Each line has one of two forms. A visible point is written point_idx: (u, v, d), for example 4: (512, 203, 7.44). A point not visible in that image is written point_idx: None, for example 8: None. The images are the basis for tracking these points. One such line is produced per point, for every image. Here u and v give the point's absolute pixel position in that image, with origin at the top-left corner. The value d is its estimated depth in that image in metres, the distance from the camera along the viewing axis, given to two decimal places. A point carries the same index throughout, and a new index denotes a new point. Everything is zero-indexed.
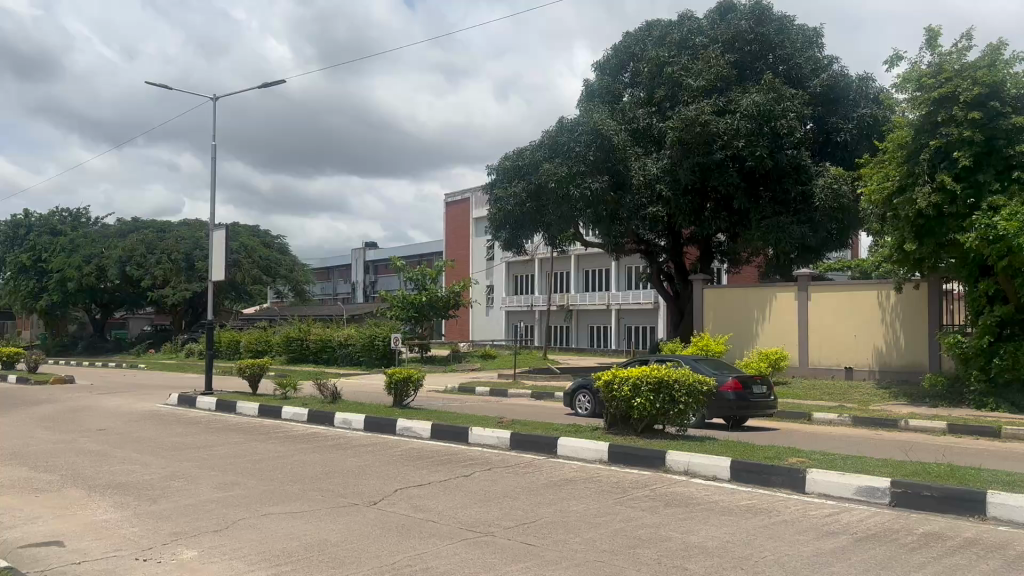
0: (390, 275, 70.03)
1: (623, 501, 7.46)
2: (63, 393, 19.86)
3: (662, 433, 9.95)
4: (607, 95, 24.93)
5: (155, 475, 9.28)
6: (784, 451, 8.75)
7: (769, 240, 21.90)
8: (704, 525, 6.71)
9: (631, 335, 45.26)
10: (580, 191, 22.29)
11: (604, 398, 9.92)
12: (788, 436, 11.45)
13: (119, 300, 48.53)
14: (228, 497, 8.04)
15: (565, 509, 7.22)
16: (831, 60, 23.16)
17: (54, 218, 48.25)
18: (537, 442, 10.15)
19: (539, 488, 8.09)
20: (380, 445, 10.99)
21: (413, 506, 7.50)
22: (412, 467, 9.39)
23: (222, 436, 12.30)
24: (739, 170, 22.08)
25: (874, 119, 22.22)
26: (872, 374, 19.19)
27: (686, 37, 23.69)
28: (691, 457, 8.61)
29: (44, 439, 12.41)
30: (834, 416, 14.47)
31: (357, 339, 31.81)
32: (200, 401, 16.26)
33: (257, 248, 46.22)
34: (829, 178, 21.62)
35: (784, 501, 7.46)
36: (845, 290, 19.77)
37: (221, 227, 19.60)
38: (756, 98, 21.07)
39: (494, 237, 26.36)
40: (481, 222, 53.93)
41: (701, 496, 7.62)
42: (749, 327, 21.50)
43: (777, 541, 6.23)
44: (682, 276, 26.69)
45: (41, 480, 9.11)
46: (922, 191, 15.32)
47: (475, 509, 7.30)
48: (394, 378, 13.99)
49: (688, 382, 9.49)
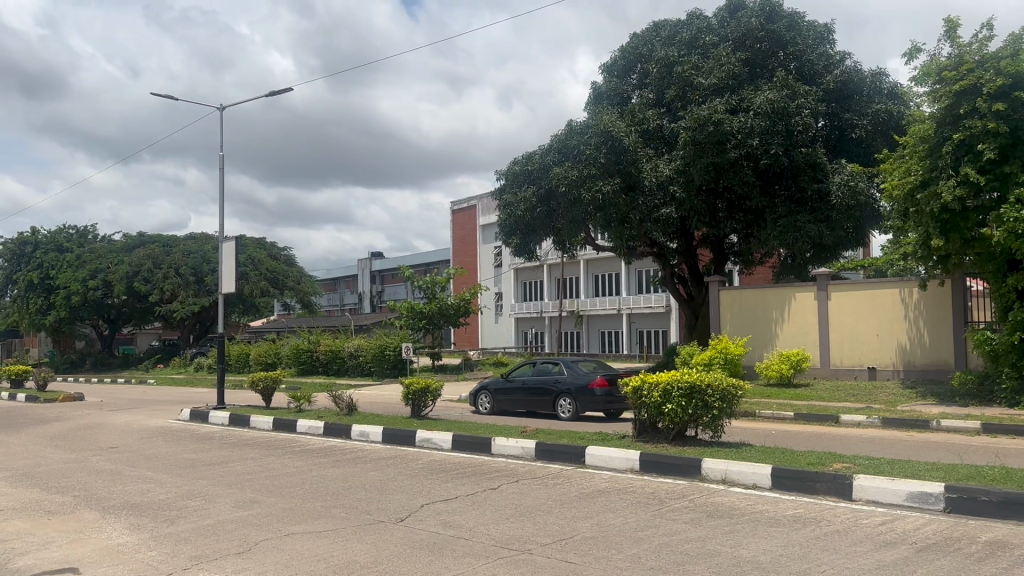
0: (397, 285, 69.76)
1: (663, 513, 7.11)
2: (73, 411, 19.63)
3: (696, 439, 9.57)
4: (615, 97, 24.62)
5: (169, 494, 8.95)
6: (824, 456, 8.42)
7: (785, 240, 21.51)
8: (752, 537, 6.36)
9: (642, 339, 44.92)
10: (591, 194, 21.92)
11: (633, 404, 9.58)
12: (822, 440, 11.10)
13: (126, 316, 48.28)
14: (248, 516, 7.72)
15: (604, 523, 6.88)
16: (843, 56, 22.84)
17: (61, 235, 48.11)
18: (563, 451, 9.81)
19: (573, 500, 7.73)
20: (400, 458, 10.66)
21: (442, 522, 7.15)
22: (437, 481, 9.03)
23: (238, 452, 11.99)
24: (753, 169, 21.72)
25: (888, 114, 21.89)
26: (897, 373, 18.82)
27: (696, 36, 23.40)
28: (728, 465, 8.26)
29: (55, 458, 12.11)
30: (864, 418, 14.10)
31: (367, 349, 31.52)
32: (212, 416, 15.93)
33: (265, 261, 45.99)
34: (846, 175, 21.31)
35: (830, 509, 7.12)
36: (866, 289, 19.40)
37: (229, 239, 19.34)
38: (769, 96, 20.77)
39: (504, 244, 26.00)
40: (488, 229, 53.71)
41: (743, 506, 7.29)
42: (768, 328, 21.11)
43: (834, 553, 5.89)
44: (696, 279, 26.33)
45: (53, 502, 8.80)
46: (947, 185, 14.93)
47: (508, 525, 6.95)
48: (411, 388, 13.65)
49: (722, 387, 9.10)
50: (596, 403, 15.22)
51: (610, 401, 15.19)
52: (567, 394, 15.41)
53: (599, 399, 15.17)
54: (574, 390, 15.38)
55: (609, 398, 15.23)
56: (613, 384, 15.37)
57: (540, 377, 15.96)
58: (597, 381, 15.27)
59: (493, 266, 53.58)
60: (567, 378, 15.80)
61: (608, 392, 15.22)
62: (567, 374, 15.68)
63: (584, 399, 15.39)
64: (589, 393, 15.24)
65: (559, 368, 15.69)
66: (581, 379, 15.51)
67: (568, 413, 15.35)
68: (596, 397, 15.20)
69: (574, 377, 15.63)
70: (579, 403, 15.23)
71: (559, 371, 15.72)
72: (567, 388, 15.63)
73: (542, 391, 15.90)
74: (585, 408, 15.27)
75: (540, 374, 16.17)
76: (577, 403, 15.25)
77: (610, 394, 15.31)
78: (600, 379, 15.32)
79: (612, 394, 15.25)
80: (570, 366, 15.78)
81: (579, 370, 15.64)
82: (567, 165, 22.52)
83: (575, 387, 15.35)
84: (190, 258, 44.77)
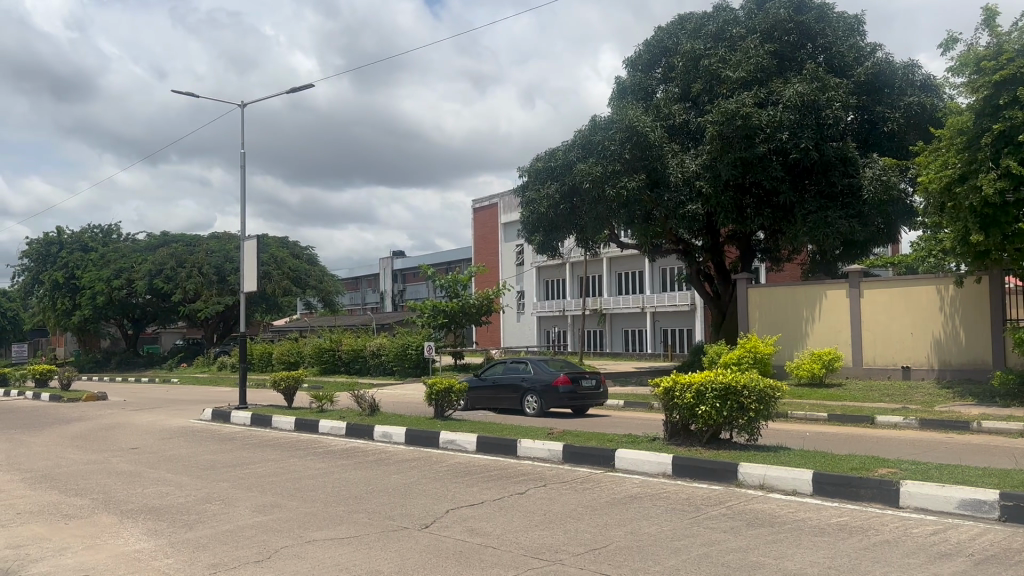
0: (418, 283, 69.61)
1: (700, 522, 6.77)
2: (95, 410, 19.56)
3: (731, 442, 9.20)
4: (639, 91, 24.29)
5: (189, 497, 8.74)
6: (868, 460, 8.04)
7: (815, 236, 21.01)
8: (798, 548, 6.02)
9: (666, 338, 44.44)
10: (616, 190, 21.59)
11: (665, 406, 9.23)
12: (859, 443, 10.71)
13: (150, 315, 48.56)
14: (267, 522, 7.48)
15: (638, 532, 6.55)
16: (875, 47, 22.33)
17: (86, 235, 48.51)
18: (591, 454, 9.49)
19: (605, 507, 7.40)
20: (424, 461, 10.37)
21: (468, 530, 6.87)
22: (463, 486, 8.72)
23: (259, 453, 11.77)
24: (783, 164, 21.27)
25: (922, 106, 21.31)
26: (932, 372, 18.31)
27: (723, 28, 22.99)
28: (766, 469, 7.92)
29: (75, 459, 11.96)
30: (901, 419, 13.66)
31: (389, 348, 31.37)
32: (233, 416, 15.76)
33: (287, 259, 46.07)
34: (878, 169, 20.77)
35: (877, 517, 6.76)
36: (899, 286, 18.93)
37: (251, 237, 19.21)
38: (799, 89, 20.35)
39: (527, 241, 25.74)
40: (510, 227, 53.46)
41: (784, 514, 6.96)
42: (797, 327, 20.70)
43: (886, 566, 5.53)
44: (723, 277, 25.88)
45: (71, 505, 8.60)
46: (986, 178, 14.46)
47: (538, 533, 6.65)
48: (435, 388, 13.40)
49: (759, 388, 8.71)
50: (561, 399, 15.22)
51: (572, 398, 15.16)
52: (533, 391, 15.45)
53: (563, 395, 15.11)
54: (539, 386, 15.38)
55: (572, 395, 15.22)
56: (576, 381, 15.30)
57: (508, 375, 16.01)
58: (560, 378, 15.22)
59: (515, 264, 53.32)
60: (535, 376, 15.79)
61: (572, 389, 15.18)
62: (534, 372, 15.72)
63: (549, 395, 15.33)
64: (552, 391, 15.20)
65: (527, 366, 15.71)
66: (546, 377, 15.49)
67: (535, 408, 15.45)
68: (560, 394, 15.13)
69: (541, 375, 15.64)
70: (543, 400, 15.26)
71: (525, 370, 15.74)
72: (533, 386, 15.66)
73: (511, 388, 15.97)
74: (549, 405, 15.28)
75: (509, 372, 16.21)
76: (542, 400, 15.25)
77: (575, 391, 15.24)
78: (562, 376, 15.29)
79: (576, 391, 15.22)
80: (537, 364, 15.78)
81: (545, 367, 15.63)
82: (591, 162, 22.22)
83: (540, 384, 15.36)
84: (213, 257, 44.87)
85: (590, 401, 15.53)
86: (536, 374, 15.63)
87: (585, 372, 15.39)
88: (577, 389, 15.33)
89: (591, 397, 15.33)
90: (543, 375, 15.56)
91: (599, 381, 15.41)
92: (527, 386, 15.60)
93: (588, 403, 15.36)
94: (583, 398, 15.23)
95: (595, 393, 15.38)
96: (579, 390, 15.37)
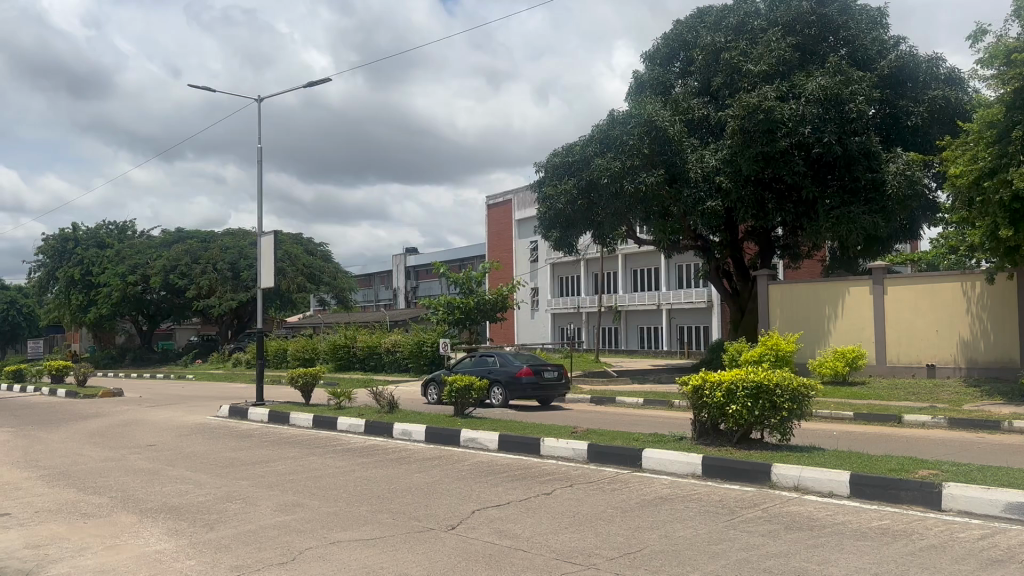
0: (431, 280, 69.47)
1: (736, 525, 6.55)
2: (113, 406, 19.51)
3: (762, 442, 8.98)
4: (657, 86, 24.08)
5: (209, 496, 8.59)
6: (905, 462, 7.80)
7: (838, 231, 20.73)
8: (841, 553, 5.79)
9: (682, 335, 44.14)
10: (635, 186, 21.40)
11: (693, 405, 9.02)
12: (890, 443, 10.46)
13: (165, 312, 48.64)
14: (290, 522, 7.31)
15: (673, 535, 6.34)
16: (898, 40, 21.94)
17: (102, 231, 48.68)
18: (615, 454, 9.28)
19: (636, 509, 7.19)
20: (445, 459, 10.18)
21: (497, 531, 6.68)
22: (488, 485, 8.52)
23: (278, 450, 11.62)
24: (805, 158, 20.95)
25: (947, 100, 20.90)
26: (959, 370, 17.99)
27: (744, 20, 22.73)
28: (802, 471, 7.70)
29: (93, 456, 11.84)
30: (929, 418, 13.38)
31: (403, 345, 31.23)
32: (251, 413, 15.64)
33: (301, 256, 46.05)
34: (903, 164, 20.37)
35: (920, 521, 6.53)
36: (924, 283, 18.64)
37: (267, 233, 19.08)
38: (822, 82, 20.10)
39: (544, 237, 25.57)
40: (524, 223, 53.29)
41: (822, 517, 6.75)
42: (819, 324, 20.43)
43: (936, 573, 5.31)
44: (742, 274, 25.60)
45: (90, 504, 8.47)
46: (1016, 172, 14.12)
47: (569, 535, 6.46)
48: (455, 385, 13.19)
49: (792, 387, 8.48)
50: (524, 390, 16.15)
51: (536, 388, 16.14)
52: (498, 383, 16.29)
53: (526, 386, 16.05)
54: (504, 379, 16.26)
55: (535, 385, 16.18)
56: (537, 372, 16.32)
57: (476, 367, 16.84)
58: (523, 370, 16.17)
59: (529, 261, 53.10)
60: (500, 368, 16.70)
61: (535, 380, 16.15)
62: (498, 365, 16.61)
63: (513, 387, 16.21)
64: (517, 383, 16.11)
65: (493, 360, 16.56)
66: (510, 368, 16.42)
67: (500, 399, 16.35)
68: (523, 385, 16.06)
69: (505, 367, 16.53)
70: (509, 392, 16.14)
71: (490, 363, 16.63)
72: (499, 377, 16.56)
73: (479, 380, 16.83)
74: (515, 396, 16.19)
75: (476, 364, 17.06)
76: (507, 391, 16.13)
77: (537, 381, 16.17)
78: (525, 368, 16.26)
79: (539, 382, 16.20)
80: (502, 357, 16.69)
81: (509, 360, 16.55)
82: (609, 157, 21.99)
83: (505, 376, 16.24)
84: (228, 253, 44.91)
85: (551, 391, 16.54)
86: (501, 367, 16.52)
87: (546, 363, 16.44)
88: (539, 379, 16.36)
89: (553, 387, 16.37)
90: (508, 368, 16.45)
91: (560, 372, 16.46)
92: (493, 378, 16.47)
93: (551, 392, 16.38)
94: (546, 388, 16.27)
95: (557, 383, 16.45)
96: (541, 380, 16.38)
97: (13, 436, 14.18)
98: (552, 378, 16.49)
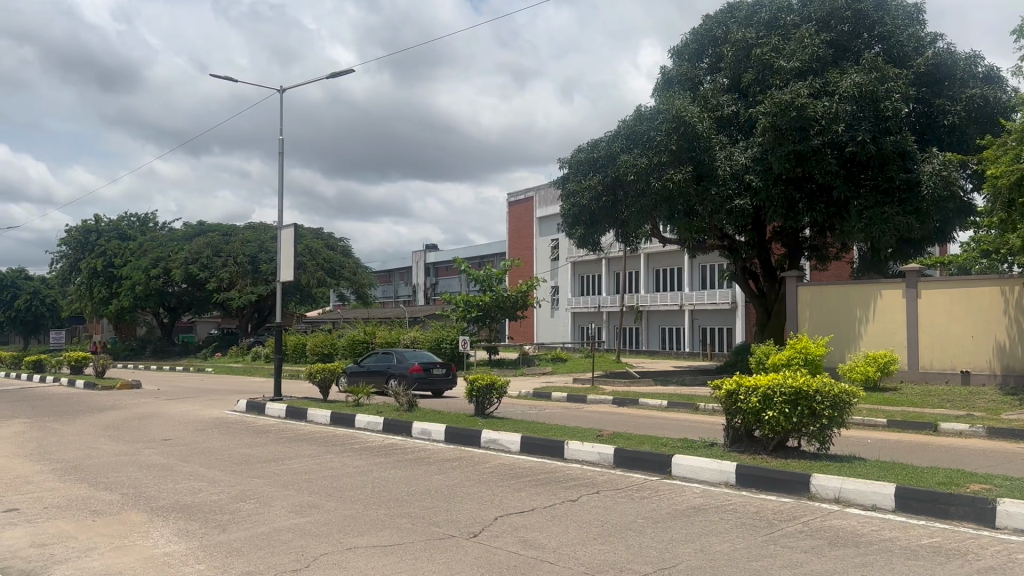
0: (450, 277, 69.29)
1: (776, 539, 6.17)
2: (130, 399, 19.36)
3: (799, 451, 8.57)
4: (685, 82, 23.68)
5: (222, 495, 8.30)
6: (954, 474, 7.37)
7: (871, 232, 20.20)
8: (891, 573, 5.39)
9: (705, 336, 43.62)
10: (661, 183, 21.03)
11: (726, 410, 8.65)
12: (928, 452, 10.04)
13: (186, 304, 48.73)
14: (306, 525, 7.01)
15: (709, 550, 5.95)
16: (935, 37, 21.36)
17: (124, 223, 48.85)
18: (643, 460, 8.90)
19: (669, 520, 6.82)
20: (466, 461, 9.84)
21: (521, 541, 6.33)
22: (511, 490, 8.16)
23: (295, 448, 11.32)
24: (838, 157, 20.42)
25: (985, 99, 20.28)
26: (994, 377, 17.40)
27: (776, 15, 22.26)
28: (843, 482, 7.30)
29: (107, 450, 11.61)
30: (966, 427, 12.89)
31: (422, 342, 31.03)
32: (268, 408, 15.40)
33: (322, 251, 45.97)
34: (937, 164, 19.82)
35: (974, 539, 6.11)
36: (959, 288, 18.11)
37: (288, 226, 18.85)
38: (857, 79, 19.57)
39: (568, 234, 25.20)
40: (545, 221, 52.93)
41: (867, 533, 6.34)
42: (850, 327, 19.95)
43: None
44: (769, 275, 25.11)
45: (101, 500, 8.20)
46: None
47: (597, 547, 6.10)
48: (476, 384, 12.83)
49: (833, 393, 8.07)
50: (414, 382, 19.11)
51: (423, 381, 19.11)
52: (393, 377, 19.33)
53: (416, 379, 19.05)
54: (399, 373, 19.31)
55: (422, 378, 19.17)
56: (427, 368, 19.29)
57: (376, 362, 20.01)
58: (415, 367, 19.15)
59: (550, 259, 52.76)
60: (400, 364, 19.73)
61: (423, 375, 19.11)
62: (397, 360, 19.64)
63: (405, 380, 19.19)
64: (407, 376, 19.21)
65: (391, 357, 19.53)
66: (407, 365, 19.53)
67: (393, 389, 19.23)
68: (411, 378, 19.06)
69: (402, 362, 19.56)
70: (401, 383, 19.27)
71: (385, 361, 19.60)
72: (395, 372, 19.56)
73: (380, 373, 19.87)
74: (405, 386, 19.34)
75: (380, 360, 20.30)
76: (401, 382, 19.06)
77: (425, 376, 19.14)
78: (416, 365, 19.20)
79: (427, 376, 19.14)
80: (400, 354, 19.74)
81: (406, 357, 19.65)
82: (635, 153, 21.62)
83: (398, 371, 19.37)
84: (248, 247, 44.90)
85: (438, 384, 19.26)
86: (399, 363, 19.67)
87: (435, 363, 19.33)
88: (429, 374, 19.49)
89: (440, 381, 19.41)
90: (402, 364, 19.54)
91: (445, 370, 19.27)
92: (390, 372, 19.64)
93: (437, 387, 19.38)
94: (431, 381, 19.11)
95: (444, 378, 19.37)
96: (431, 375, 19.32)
97: (29, 428, 14.00)
98: (441, 375, 19.58)
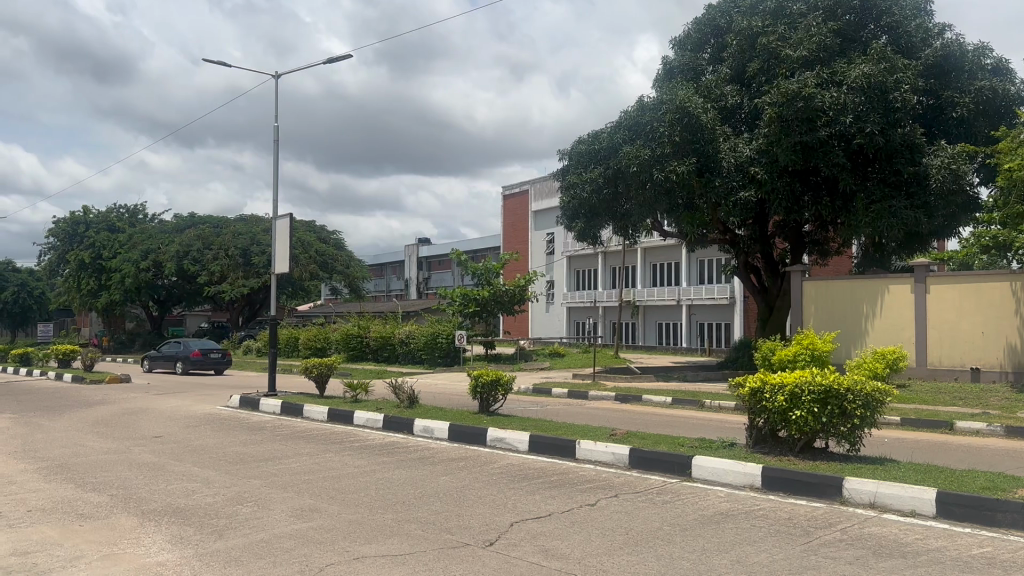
0: (444, 271, 68.87)
1: (816, 550, 5.74)
2: (119, 393, 18.84)
3: (826, 452, 8.16)
4: (688, 72, 23.33)
5: (217, 497, 7.83)
6: (996, 478, 6.99)
7: (878, 227, 19.88)
8: None
9: (703, 331, 43.36)
10: (664, 174, 20.65)
11: (750, 410, 8.26)
12: (953, 453, 9.66)
13: (175, 297, 48.16)
14: (308, 531, 6.55)
15: (746, 561, 5.53)
16: (943, 28, 21.01)
17: (112, 215, 48.15)
18: (660, 461, 8.49)
19: (699, 527, 6.38)
20: (474, 461, 9.38)
21: (542, 551, 5.89)
22: (525, 493, 7.72)
23: (292, 447, 10.83)
24: (845, 150, 20.02)
25: (994, 90, 19.91)
26: (1005, 375, 17.08)
27: (782, 5, 21.84)
28: (879, 485, 6.88)
29: (96, 447, 11.13)
30: (984, 425, 12.49)
31: (417, 336, 30.57)
32: (263, 404, 14.90)
33: (314, 244, 45.30)
34: (946, 158, 19.49)
35: None
36: (970, 282, 17.73)
37: (283, 216, 18.34)
38: (866, 69, 19.19)
39: (567, 227, 24.81)
40: (540, 215, 52.54)
41: (912, 542, 5.92)
42: (856, 323, 19.62)
43: None
44: (772, 270, 24.78)
45: (87, 502, 7.74)
46: None
47: (625, 558, 5.67)
48: (480, 380, 12.37)
49: (865, 392, 7.65)
50: (194, 363, 26.06)
51: (202, 362, 25.97)
52: (181, 359, 26.40)
53: (195, 361, 25.91)
54: (184, 355, 26.30)
55: (203, 361, 26.20)
56: (205, 352, 26.13)
57: (167, 349, 26.83)
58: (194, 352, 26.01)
59: (546, 253, 52.35)
60: (184, 349, 26.68)
61: (202, 357, 26.05)
62: (182, 347, 26.62)
63: (187, 363, 26.16)
64: (190, 360, 26.07)
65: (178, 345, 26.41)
66: (190, 349, 26.39)
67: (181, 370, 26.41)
68: (192, 361, 26.05)
69: (185, 348, 26.52)
70: (185, 365, 26.22)
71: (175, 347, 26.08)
72: (181, 356, 26.56)
73: (170, 358, 26.81)
74: (193, 367, 26.54)
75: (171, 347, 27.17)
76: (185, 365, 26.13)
77: (201, 358, 26.09)
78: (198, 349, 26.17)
79: (204, 358, 26.14)
80: (184, 342, 26.69)
81: (191, 344, 26.61)
82: (638, 144, 21.28)
83: (183, 354, 26.21)
84: (239, 240, 44.37)
85: (216, 364, 26.36)
86: (184, 348, 26.59)
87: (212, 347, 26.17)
88: (207, 357, 26.33)
89: (217, 361, 26.43)
90: (187, 349, 26.56)
91: (222, 352, 26.43)
92: (180, 357, 26.47)
93: (218, 366, 26.33)
94: (208, 363, 26.19)
95: (221, 360, 26.38)
96: (207, 357, 26.30)
97: (13, 423, 13.50)
98: (217, 357, 26.44)
